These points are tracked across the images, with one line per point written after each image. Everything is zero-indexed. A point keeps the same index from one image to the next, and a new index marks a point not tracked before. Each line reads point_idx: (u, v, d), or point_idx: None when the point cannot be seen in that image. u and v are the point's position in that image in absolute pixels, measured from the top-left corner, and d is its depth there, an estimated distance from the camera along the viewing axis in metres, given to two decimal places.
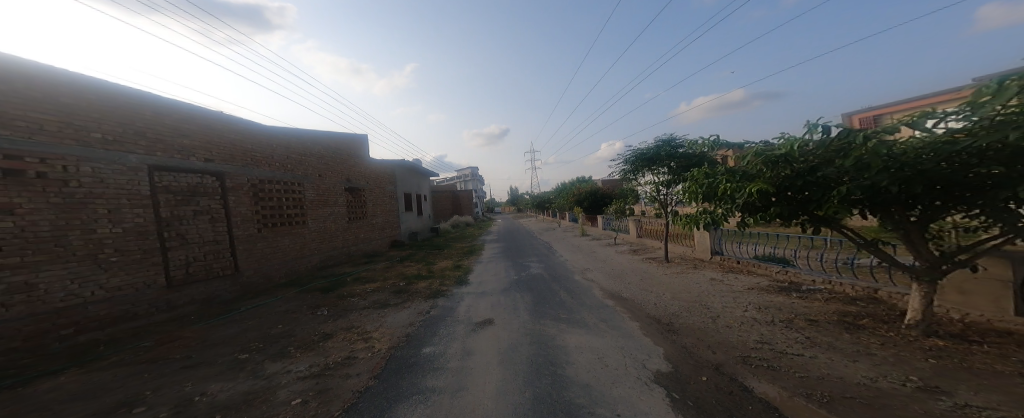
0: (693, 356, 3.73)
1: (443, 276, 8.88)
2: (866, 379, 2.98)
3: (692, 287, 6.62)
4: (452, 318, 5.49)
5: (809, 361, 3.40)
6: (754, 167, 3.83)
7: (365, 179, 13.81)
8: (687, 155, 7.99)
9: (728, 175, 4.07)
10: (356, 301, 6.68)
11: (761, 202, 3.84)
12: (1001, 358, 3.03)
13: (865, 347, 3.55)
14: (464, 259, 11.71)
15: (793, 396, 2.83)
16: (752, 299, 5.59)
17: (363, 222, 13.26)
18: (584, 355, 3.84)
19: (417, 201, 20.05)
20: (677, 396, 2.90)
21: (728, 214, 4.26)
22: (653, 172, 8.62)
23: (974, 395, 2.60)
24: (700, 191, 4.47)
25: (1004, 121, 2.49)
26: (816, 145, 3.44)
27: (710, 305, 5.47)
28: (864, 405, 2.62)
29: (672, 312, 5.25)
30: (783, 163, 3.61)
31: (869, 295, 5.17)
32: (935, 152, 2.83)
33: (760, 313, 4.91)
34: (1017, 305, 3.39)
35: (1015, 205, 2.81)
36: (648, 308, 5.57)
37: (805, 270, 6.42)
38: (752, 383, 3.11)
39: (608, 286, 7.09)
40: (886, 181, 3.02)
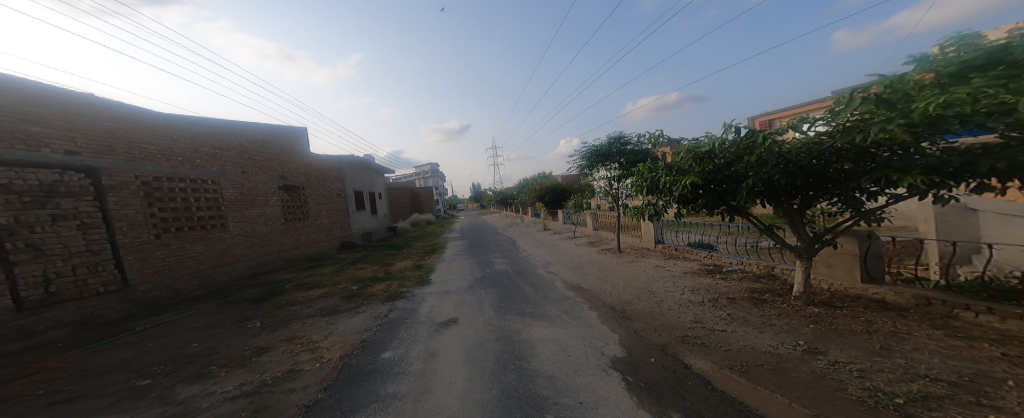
0: (643, 339, 4.03)
1: (400, 277, 8.45)
2: (770, 347, 3.46)
3: (641, 274, 7.16)
4: (409, 320, 5.25)
5: (730, 335, 3.85)
6: (685, 163, 4.22)
7: (305, 175, 12.61)
8: (634, 151, 8.51)
9: (666, 170, 4.42)
10: (299, 310, 6.10)
11: (692, 194, 4.24)
12: (853, 319, 3.73)
13: (768, 318, 4.13)
14: (422, 259, 11.24)
15: (721, 368, 3.19)
16: (687, 282, 6.20)
17: (305, 223, 12.14)
18: (548, 348, 3.93)
19: (371, 199, 18.82)
20: (631, 379, 3.10)
21: (667, 206, 4.69)
22: (606, 167, 9.09)
23: (841, 353, 3.16)
24: (645, 184, 4.79)
25: (852, 126, 3.07)
26: (730, 144, 3.91)
27: (656, 290, 5.95)
28: (771, 370, 3.04)
29: (624, 299, 5.62)
30: (708, 159, 4.04)
31: (769, 272, 6.05)
32: (809, 151, 3.39)
33: (694, 294, 5.45)
34: (862, 274, 4.16)
35: (860, 194, 3.46)
36: (605, 297, 5.89)
37: (725, 253, 7.28)
38: (689, 359, 3.44)
39: (569, 278, 7.34)
40: (778, 175, 3.53)
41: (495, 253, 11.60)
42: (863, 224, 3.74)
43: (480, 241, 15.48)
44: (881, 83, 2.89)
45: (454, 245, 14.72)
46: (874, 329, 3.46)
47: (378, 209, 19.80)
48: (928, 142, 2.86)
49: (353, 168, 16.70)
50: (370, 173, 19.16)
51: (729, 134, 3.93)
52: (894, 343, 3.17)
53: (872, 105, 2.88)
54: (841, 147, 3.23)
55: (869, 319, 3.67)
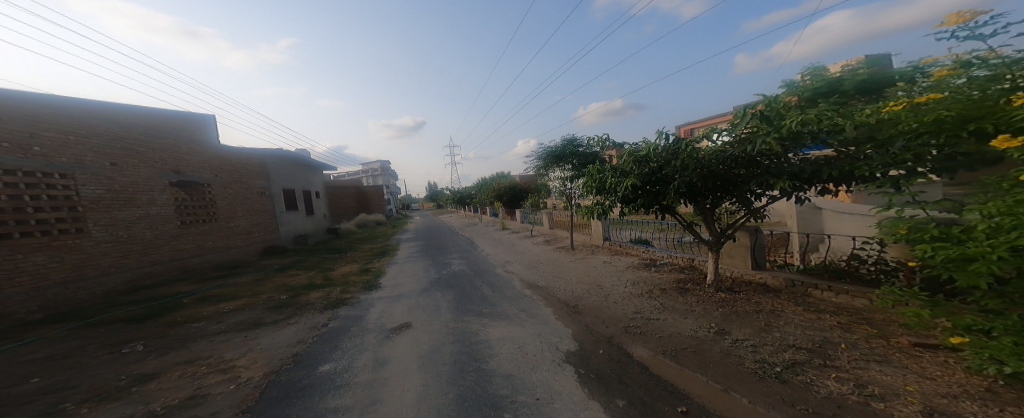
0: (593, 332, 4.29)
1: (343, 283, 7.88)
2: (691, 331, 3.92)
3: (591, 270, 7.58)
4: (355, 329, 4.95)
5: (661, 323, 4.28)
6: (626, 165, 4.59)
7: (211, 170, 10.89)
8: (584, 153, 8.49)
9: (612, 171, 4.74)
10: (205, 327, 5.43)
11: (632, 194, 4.59)
12: (746, 301, 4.39)
13: (691, 305, 4.67)
14: (368, 262, 10.59)
15: (656, 354, 3.53)
16: (628, 275, 6.73)
17: (213, 226, 10.57)
18: (507, 347, 3.97)
19: (304, 199, 17.18)
20: (583, 371, 3.30)
21: (613, 205, 5.04)
22: (560, 168, 9.18)
23: (740, 331, 3.72)
24: (593, 185, 5.06)
25: (746, 137, 3.65)
26: (662, 149, 4.35)
27: (603, 285, 6.34)
28: (692, 353, 3.45)
29: (577, 295, 5.88)
30: (645, 162, 4.44)
31: (690, 263, 6.88)
32: (717, 158, 3.92)
33: (635, 287, 5.93)
34: (752, 262, 4.92)
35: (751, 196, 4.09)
36: (559, 293, 6.10)
37: (658, 248, 8.03)
38: (631, 348, 3.76)
39: (526, 276, 7.47)
40: (696, 179, 4.00)
41: (450, 253, 11.42)
42: (752, 220, 4.42)
43: (435, 241, 15.09)
44: (764, 102, 3.50)
45: (405, 246, 14.11)
46: (760, 308, 4.13)
47: (315, 209, 18.22)
48: (790, 153, 3.48)
49: (278, 163, 14.95)
50: (302, 169, 17.40)
51: (660, 140, 4.37)
52: (773, 319, 3.81)
53: (757, 120, 3.47)
54: (738, 155, 3.79)
55: (757, 300, 4.34)
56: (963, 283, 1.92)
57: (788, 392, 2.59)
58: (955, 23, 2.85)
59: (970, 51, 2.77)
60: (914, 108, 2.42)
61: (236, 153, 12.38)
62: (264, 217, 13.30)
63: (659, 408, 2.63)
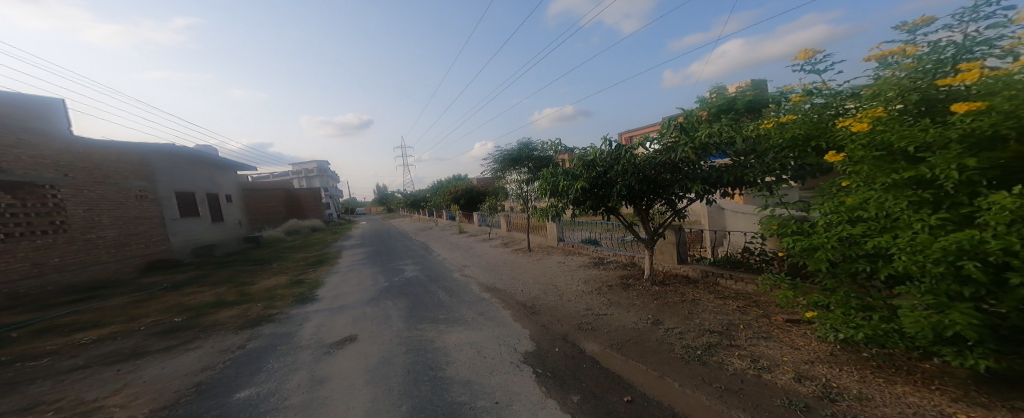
0: (548, 331, 4.42)
1: (267, 299, 7.09)
2: (634, 323, 4.24)
3: (547, 270, 7.78)
4: (283, 347, 4.50)
5: (608, 318, 4.55)
6: (576, 169, 4.83)
7: (56, 167, 8.14)
8: (539, 157, 8.41)
9: (564, 175, 4.92)
10: (56, 363, 4.45)
11: (582, 196, 4.81)
12: (675, 292, 4.89)
13: (633, 299, 5.04)
14: (301, 274, 9.67)
15: (606, 348, 3.74)
16: (581, 274, 7.04)
17: (58, 239, 7.96)
18: (464, 352, 3.87)
19: (210, 203, 14.43)
20: (540, 370, 3.35)
21: (565, 207, 5.23)
22: (516, 171, 8.90)
23: (673, 320, 4.12)
24: (547, 187, 5.14)
25: (670, 145, 4.17)
26: (607, 154, 4.69)
27: (558, 284, 6.56)
28: (635, 343, 3.73)
29: (534, 295, 5.99)
30: (593, 166, 4.71)
31: (631, 260, 7.44)
32: (649, 163, 4.36)
33: (587, 285, 6.22)
34: (678, 257, 5.51)
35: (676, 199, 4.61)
36: (517, 294, 6.16)
37: (606, 246, 8.52)
38: (583, 344, 3.95)
39: (484, 280, 7.38)
40: (632, 182, 4.37)
41: (400, 260, 10.91)
42: (677, 219, 4.98)
43: (385, 247, 14.41)
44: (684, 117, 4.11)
45: (351, 253, 13.23)
46: (685, 298, 4.62)
47: (223, 214, 15.31)
48: (701, 160, 4.02)
49: (170, 160, 12.04)
50: (206, 167, 14.35)
51: (604, 146, 4.74)
52: (695, 307, 4.31)
53: (677, 132, 4.04)
54: (664, 161, 4.26)
55: (683, 291, 4.86)
56: (817, 269, 2.40)
57: (711, 373, 2.93)
58: (804, 59, 3.65)
59: (814, 82, 3.59)
60: (780, 127, 3.07)
61: (103, 146, 9.57)
62: (147, 225, 10.49)
63: (608, 399, 2.77)
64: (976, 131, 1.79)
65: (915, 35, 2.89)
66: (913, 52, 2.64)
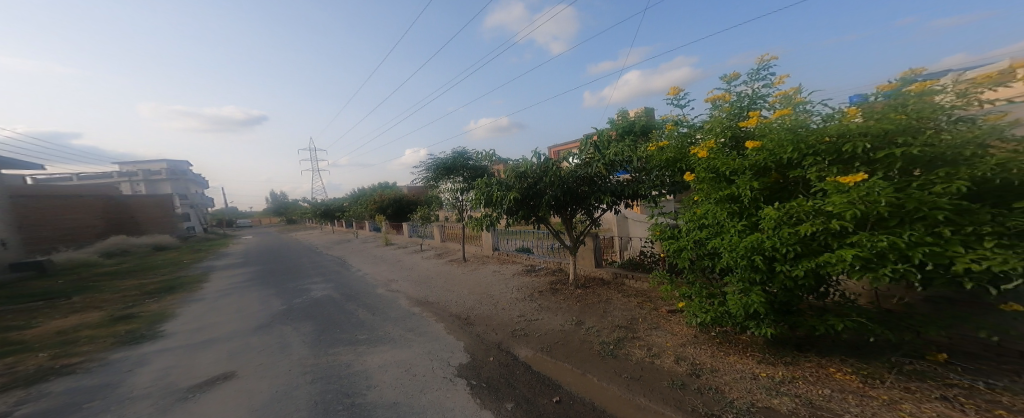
0: (483, 341, 4.46)
1: (62, 345, 5.23)
2: (562, 324, 4.56)
3: (482, 280, 7.81)
4: (90, 405, 3.35)
5: (539, 323, 4.77)
6: (509, 179, 4.98)
7: None
8: (475, 166, 8.33)
9: (497, 185, 5.05)
10: None
11: (515, 207, 4.97)
12: (596, 293, 5.36)
13: (560, 302, 5.36)
14: (127, 308, 7.48)
15: (539, 352, 3.92)
16: (515, 282, 7.24)
17: None
18: (390, 373, 3.63)
19: None
20: (475, 382, 3.35)
21: (499, 218, 5.34)
22: (451, 180, 8.70)
23: (595, 318, 4.50)
24: (481, 198, 5.20)
25: (589, 160, 4.66)
26: (537, 166, 4.99)
27: (493, 293, 6.65)
28: (562, 345, 3.97)
29: (469, 306, 5.98)
30: (524, 176, 4.93)
31: (559, 266, 7.93)
32: (572, 175, 4.76)
33: (520, 292, 6.43)
34: (594, 261, 6.16)
35: (595, 209, 5.08)
36: (451, 306, 6.08)
37: (537, 254, 8.92)
38: (517, 350, 4.07)
39: (414, 294, 7.12)
40: (557, 192, 4.71)
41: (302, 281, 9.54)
42: (594, 226, 5.53)
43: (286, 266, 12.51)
44: (598, 136, 4.69)
45: (239, 276, 11.15)
46: (605, 297, 5.10)
47: None
48: (610, 175, 4.63)
49: None
50: None
51: (534, 158, 5.01)
52: (609, 305, 4.81)
53: (592, 148, 4.60)
54: (584, 175, 4.71)
55: (599, 291, 5.41)
56: (683, 267, 3.08)
57: (620, 364, 3.30)
58: (672, 95, 4.40)
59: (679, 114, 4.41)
60: (658, 151, 3.70)
61: None
62: None
63: (537, 402, 2.90)
64: (757, 162, 2.51)
65: (729, 85, 3.81)
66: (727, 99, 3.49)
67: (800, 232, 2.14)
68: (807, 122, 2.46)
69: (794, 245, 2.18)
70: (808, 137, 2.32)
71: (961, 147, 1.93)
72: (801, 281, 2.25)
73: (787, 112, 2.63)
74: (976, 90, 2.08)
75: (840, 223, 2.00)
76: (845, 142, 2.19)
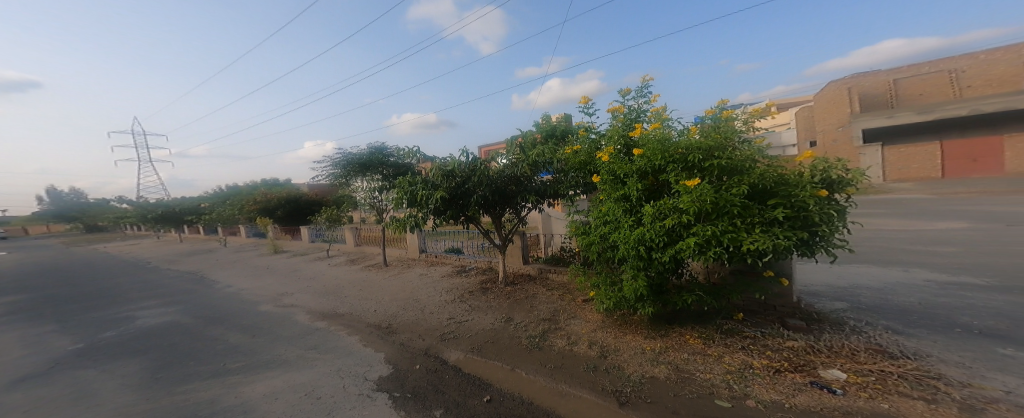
0: (407, 349, 4.20)
1: None
2: (491, 323, 4.54)
3: (406, 285, 7.37)
4: None
5: (469, 323, 4.68)
6: (436, 178, 4.75)
7: None
8: (396, 164, 7.88)
9: (423, 184, 4.81)
10: None
11: (443, 207, 4.77)
12: (524, 289, 5.49)
13: (489, 301, 5.34)
14: None
15: (468, 354, 3.81)
16: (442, 285, 6.99)
17: None
18: (287, 399, 3.16)
19: None
20: (397, 394, 3.11)
21: (426, 218, 5.08)
22: (366, 178, 7.98)
23: (522, 314, 4.59)
24: (405, 198, 4.89)
25: (516, 161, 4.76)
26: (466, 165, 4.87)
27: (420, 297, 6.33)
28: (491, 343, 3.96)
29: (390, 314, 5.59)
30: (451, 176, 4.76)
31: (490, 265, 7.92)
32: (500, 175, 4.77)
33: (448, 294, 6.24)
34: (522, 259, 6.32)
35: (522, 208, 5.19)
36: (369, 316, 5.59)
37: (469, 255, 8.78)
38: (446, 354, 3.91)
39: (318, 308, 6.35)
40: (487, 191, 4.68)
41: (114, 312, 7.09)
42: (523, 225, 5.63)
43: (103, 291, 9.46)
44: (522, 138, 4.84)
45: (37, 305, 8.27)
46: (534, 292, 5.24)
47: None
48: (535, 176, 4.77)
49: None
50: None
51: (462, 157, 4.92)
52: (535, 300, 4.97)
53: (517, 149, 4.75)
54: (510, 175, 4.78)
55: (526, 287, 5.57)
56: (595, 259, 3.34)
57: (545, 354, 3.44)
58: (585, 103, 4.76)
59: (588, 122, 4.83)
60: (573, 154, 3.96)
61: None
62: None
63: (468, 405, 2.80)
64: (643, 166, 2.87)
65: (629, 99, 4.32)
66: (622, 111, 3.91)
67: (664, 226, 2.60)
68: (668, 135, 2.99)
69: (661, 237, 2.63)
70: (670, 149, 2.81)
71: (743, 161, 2.63)
72: (664, 265, 2.77)
73: (659, 126, 3.16)
74: (752, 120, 3.06)
75: (685, 217, 2.50)
76: (688, 152, 2.73)
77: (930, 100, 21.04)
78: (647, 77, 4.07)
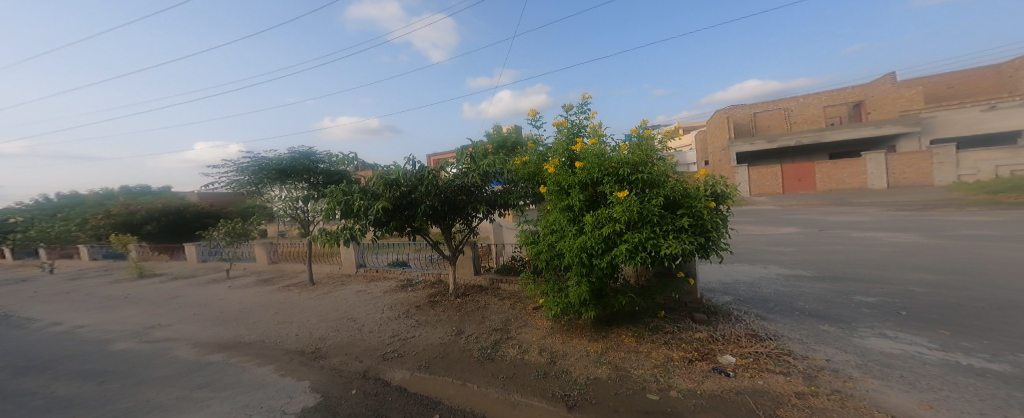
0: (342, 373, 3.72)
1: None
2: (439, 338, 4.28)
3: (340, 304, 6.64)
4: None
5: (416, 340, 4.35)
6: (377, 188, 4.40)
7: None
8: (326, 171, 6.99)
9: (361, 193, 4.41)
10: None
11: (385, 217, 4.43)
12: (473, 301, 5.31)
13: (438, 315, 5.05)
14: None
15: (414, 372, 3.49)
16: (384, 301, 6.46)
17: None
18: None
19: None
20: None
21: (364, 230, 4.63)
22: (286, 187, 6.90)
23: (473, 326, 4.41)
24: (339, 208, 4.43)
25: (465, 171, 4.61)
26: (411, 173, 4.57)
27: (357, 316, 5.78)
28: (440, 358, 3.70)
29: (318, 336, 5.01)
30: (395, 185, 4.44)
31: (439, 278, 7.55)
32: (449, 183, 4.57)
33: (392, 311, 5.79)
34: (473, 269, 6.14)
35: (472, 217, 5.04)
36: (291, 341, 4.91)
37: (415, 268, 8.28)
38: (388, 375, 3.52)
39: (202, 338, 4.98)
40: (435, 201, 4.46)
41: None
42: (473, 235, 5.44)
43: None
44: (472, 148, 4.73)
45: None
46: (485, 303, 5.11)
47: None
48: (485, 186, 4.71)
49: None
50: None
51: (407, 166, 4.62)
52: (484, 311, 4.82)
53: (466, 159, 4.61)
54: (459, 184, 4.63)
55: (476, 297, 5.40)
56: (543, 268, 3.31)
57: (496, 365, 3.29)
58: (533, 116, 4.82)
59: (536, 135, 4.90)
60: (521, 165, 3.96)
61: None
62: None
63: None
64: (587, 178, 2.94)
65: (575, 114, 4.47)
66: (565, 126, 4.04)
67: (599, 235, 2.69)
68: (604, 150, 3.14)
69: (598, 245, 2.71)
70: (605, 162, 2.94)
71: (661, 175, 2.87)
72: (598, 272, 2.87)
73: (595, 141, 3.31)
74: (666, 142, 3.34)
75: (615, 226, 2.63)
76: (621, 166, 2.88)
77: (773, 131, 25.67)
78: (587, 96, 4.22)
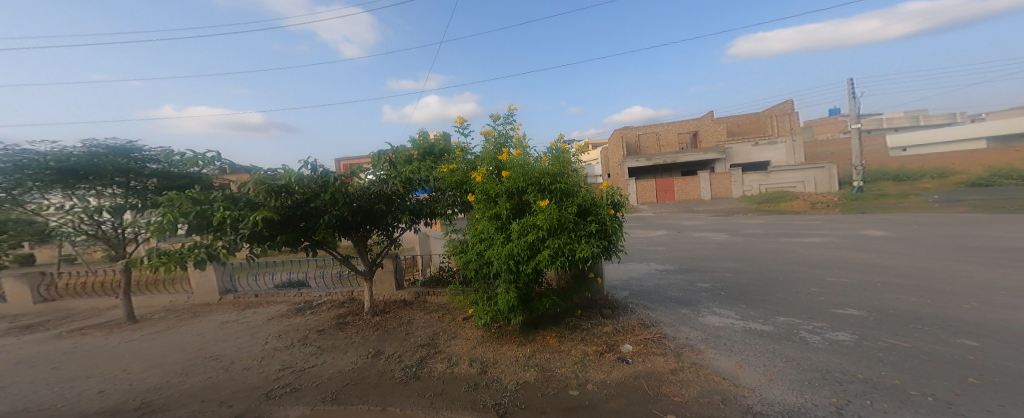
0: None
1: None
2: (349, 363, 3.18)
3: (190, 341, 4.78)
4: None
5: (317, 369, 3.14)
6: (256, 196, 3.19)
7: None
8: (162, 172, 4.81)
9: (225, 201, 3.05)
10: None
11: (269, 231, 3.34)
12: (396, 319, 4.33)
13: (352, 337, 3.92)
14: None
15: (315, 407, 2.39)
16: (268, 330, 4.90)
17: None
18: None
19: None
20: None
21: (232, 248, 3.25)
22: (80, 193, 4.52)
23: (395, 347, 3.47)
24: (182, 222, 2.91)
25: (382, 179, 3.87)
26: (307, 178, 3.54)
27: (222, 352, 4.12)
28: (354, 386, 2.69)
29: (154, 383, 3.26)
30: (284, 193, 3.38)
31: (349, 296, 6.24)
32: (359, 192, 3.81)
33: (278, 339, 4.30)
34: (395, 283, 5.21)
35: (389, 230, 4.30)
36: (97, 394, 3.15)
37: (316, 288, 6.72)
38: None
39: None
40: (344, 212, 3.62)
41: None
42: (394, 249, 4.60)
43: None
44: (393, 152, 3.99)
45: None
46: (411, 320, 4.22)
47: None
48: (408, 194, 4.05)
49: None
50: None
51: (304, 169, 3.48)
52: (407, 331, 3.93)
53: (383, 165, 3.89)
54: (373, 193, 3.88)
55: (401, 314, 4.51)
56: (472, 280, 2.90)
57: (433, 387, 2.51)
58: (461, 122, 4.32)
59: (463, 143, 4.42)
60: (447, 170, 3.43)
61: None
62: None
63: None
64: (511, 188, 2.61)
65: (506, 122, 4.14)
66: (492, 134, 3.67)
67: (519, 245, 2.41)
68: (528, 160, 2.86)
69: (521, 256, 2.41)
70: (529, 172, 2.65)
71: (576, 186, 2.72)
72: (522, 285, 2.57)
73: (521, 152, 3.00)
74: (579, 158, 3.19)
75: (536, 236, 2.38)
76: (542, 175, 2.63)
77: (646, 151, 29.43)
78: (516, 108, 3.91)
